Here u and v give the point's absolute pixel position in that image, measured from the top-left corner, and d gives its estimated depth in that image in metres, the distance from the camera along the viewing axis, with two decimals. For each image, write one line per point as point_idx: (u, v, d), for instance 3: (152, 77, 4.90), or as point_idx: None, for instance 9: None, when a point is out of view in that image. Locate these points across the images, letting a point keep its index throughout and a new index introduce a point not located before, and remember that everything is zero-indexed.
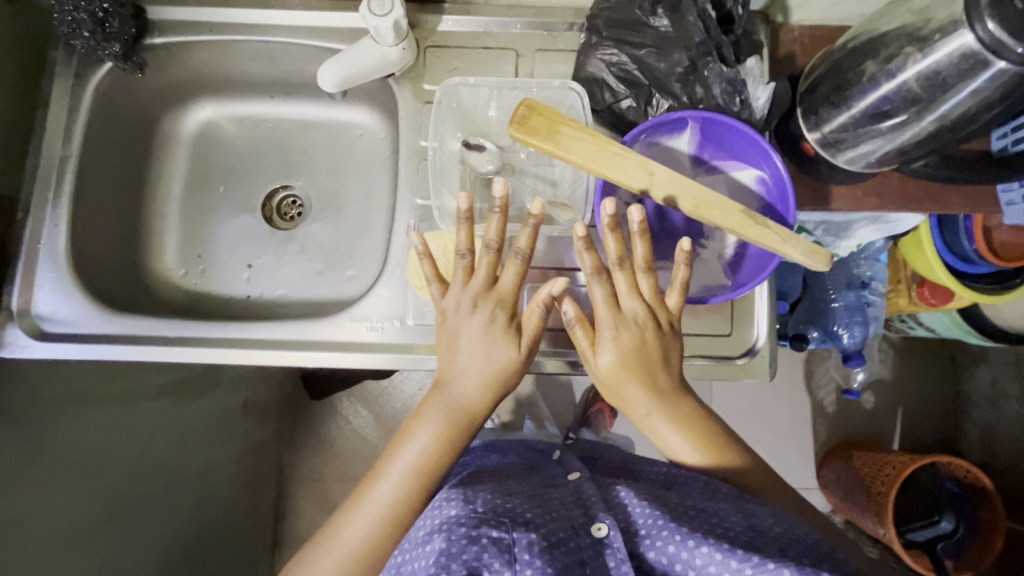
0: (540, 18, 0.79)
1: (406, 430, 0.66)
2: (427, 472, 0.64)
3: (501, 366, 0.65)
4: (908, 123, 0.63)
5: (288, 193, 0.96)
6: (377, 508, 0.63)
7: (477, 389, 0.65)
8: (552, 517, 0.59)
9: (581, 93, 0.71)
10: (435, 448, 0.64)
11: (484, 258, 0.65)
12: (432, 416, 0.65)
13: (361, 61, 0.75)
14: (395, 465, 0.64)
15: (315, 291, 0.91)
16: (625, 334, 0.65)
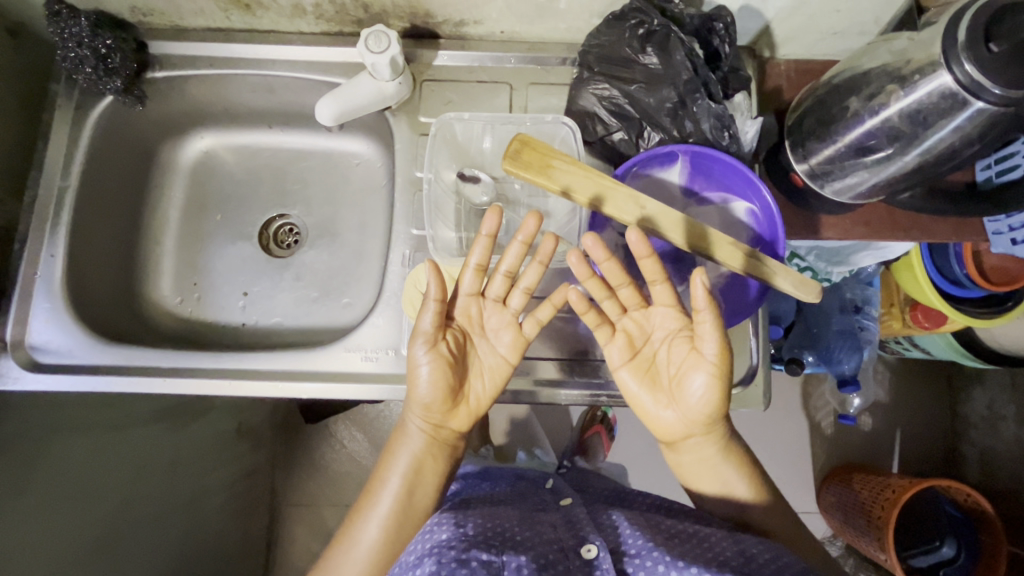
0: (533, 53, 0.82)
1: (390, 451, 0.69)
2: (407, 495, 0.67)
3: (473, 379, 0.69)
4: (893, 158, 0.64)
5: (285, 221, 0.97)
6: (363, 542, 0.65)
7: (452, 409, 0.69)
8: (541, 539, 0.60)
9: (573, 127, 0.72)
10: (413, 473, 0.68)
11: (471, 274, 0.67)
12: (407, 444, 0.69)
13: (358, 94, 0.76)
14: (382, 492, 0.67)
15: (311, 318, 0.92)
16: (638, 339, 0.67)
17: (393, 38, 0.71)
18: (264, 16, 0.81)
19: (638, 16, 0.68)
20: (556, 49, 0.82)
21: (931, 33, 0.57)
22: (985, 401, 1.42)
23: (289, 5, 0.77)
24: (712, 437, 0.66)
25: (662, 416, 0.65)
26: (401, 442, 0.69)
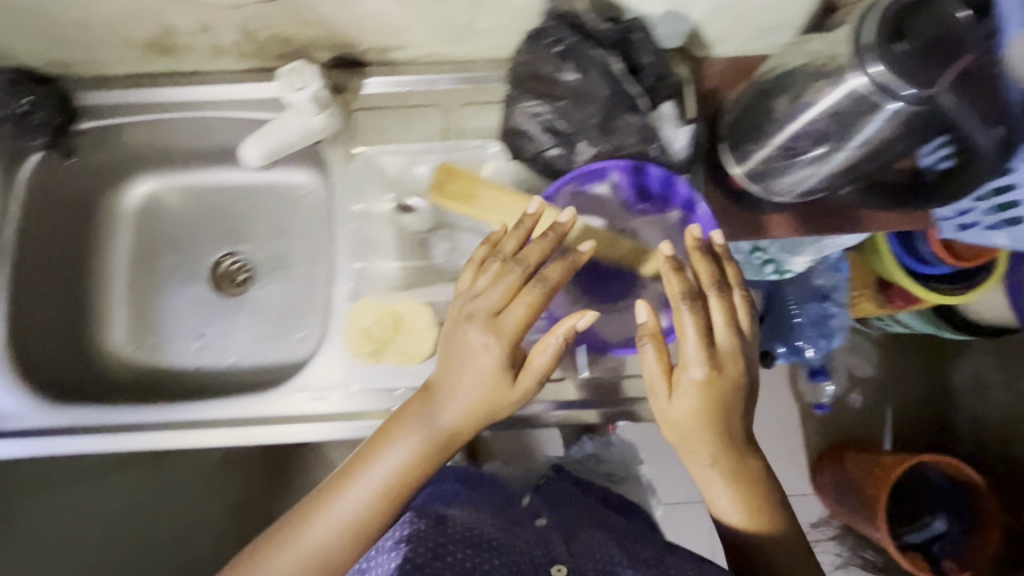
0: (464, 74, 0.80)
1: (386, 436, 0.62)
2: (398, 484, 0.61)
3: (491, 393, 0.60)
4: (823, 158, 0.64)
5: (236, 259, 0.96)
6: (342, 515, 0.60)
7: (461, 411, 0.61)
8: (515, 548, 0.65)
9: (497, 150, 0.78)
10: (413, 463, 0.62)
11: (511, 272, 0.60)
12: (405, 430, 0.62)
13: (285, 132, 0.74)
14: (365, 472, 0.61)
15: (269, 354, 0.91)
16: (717, 372, 0.61)
17: (313, 74, 0.70)
18: (186, 59, 0.79)
19: (553, 35, 0.68)
20: (487, 66, 0.81)
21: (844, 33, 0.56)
22: (976, 368, 1.40)
23: (207, 46, 0.75)
24: (718, 456, 0.63)
25: (675, 408, 0.62)
26: (407, 425, 0.62)
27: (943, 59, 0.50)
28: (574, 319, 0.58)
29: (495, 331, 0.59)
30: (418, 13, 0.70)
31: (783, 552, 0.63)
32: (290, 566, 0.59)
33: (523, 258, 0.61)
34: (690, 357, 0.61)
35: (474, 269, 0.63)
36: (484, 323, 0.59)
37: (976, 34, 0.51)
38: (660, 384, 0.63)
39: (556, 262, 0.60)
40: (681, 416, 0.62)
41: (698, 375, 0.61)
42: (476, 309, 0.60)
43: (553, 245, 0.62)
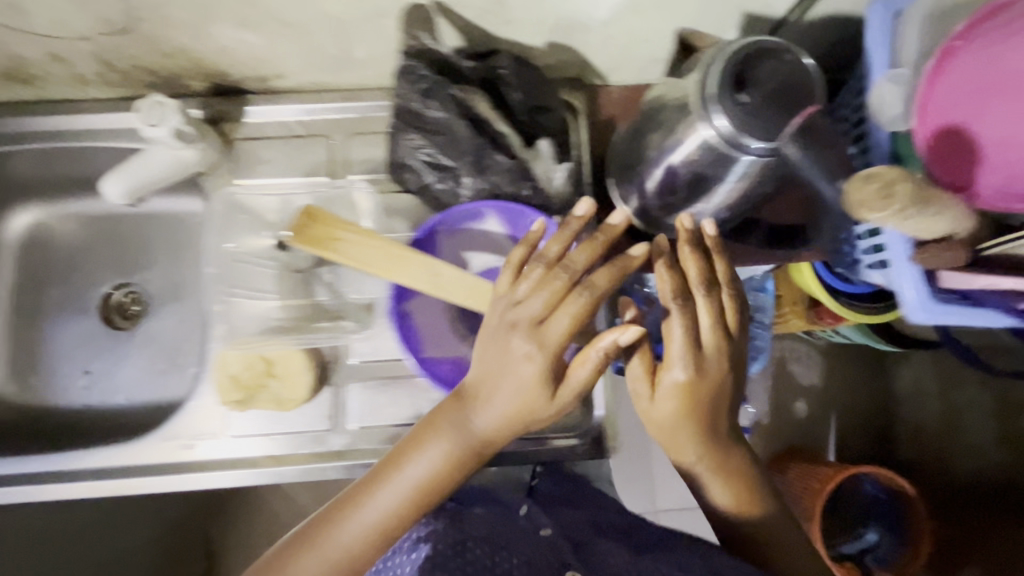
0: (349, 102, 0.77)
1: (416, 438, 0.59)
2: (432, 489, 0.58)
3: (523, 402, 0.55)
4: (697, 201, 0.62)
5: (127, 291, 0.91)
6: (371, 516, 0.57)
7: (497, 419, 0.56)
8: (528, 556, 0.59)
9: (366, 186, 0.75)
10: (442, 467, 0.57)
11: (557, 276, 0.55)
12: (436, 433, 0.58)
13: (150, 167, 0.70)
14: (399, 474, 0.58)
15: (160, 391, 0.87)
16: (705, 377, 0.57)
17: (170, 109, 0.66)
18: (50, 88, 0.75)
19: (414, 71, 0.64)
20: (374, 95, 0.78)
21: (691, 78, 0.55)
22: (918, 375, 1.22)
23: (67, 75, 0.71)
24: (704, 456, 0.60)
25: (654, 411, 0.59)
26: (440, 427, 0.58)
27: (786, 108, 0.49)
28: (616, 333, 0.54)
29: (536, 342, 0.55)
30: (285, 44, 0.66)
31: (783, 540, 0.61)
32: (316, 568, 0.56)
33: (570, 265, 0.57)
34: (672, 355, 0.57)
35: (513, 273, 0.58)
36: (527, 332, 0.55)
37: (821, 86, 0.50)
38: (641, 387, 0.59)
39: (603, 268, 0.56)
40: (659, 419, 0.59)
41: (679, 377, 0.57)
42: (517, 317, 0.56)
43: (603, 247, 0.58)
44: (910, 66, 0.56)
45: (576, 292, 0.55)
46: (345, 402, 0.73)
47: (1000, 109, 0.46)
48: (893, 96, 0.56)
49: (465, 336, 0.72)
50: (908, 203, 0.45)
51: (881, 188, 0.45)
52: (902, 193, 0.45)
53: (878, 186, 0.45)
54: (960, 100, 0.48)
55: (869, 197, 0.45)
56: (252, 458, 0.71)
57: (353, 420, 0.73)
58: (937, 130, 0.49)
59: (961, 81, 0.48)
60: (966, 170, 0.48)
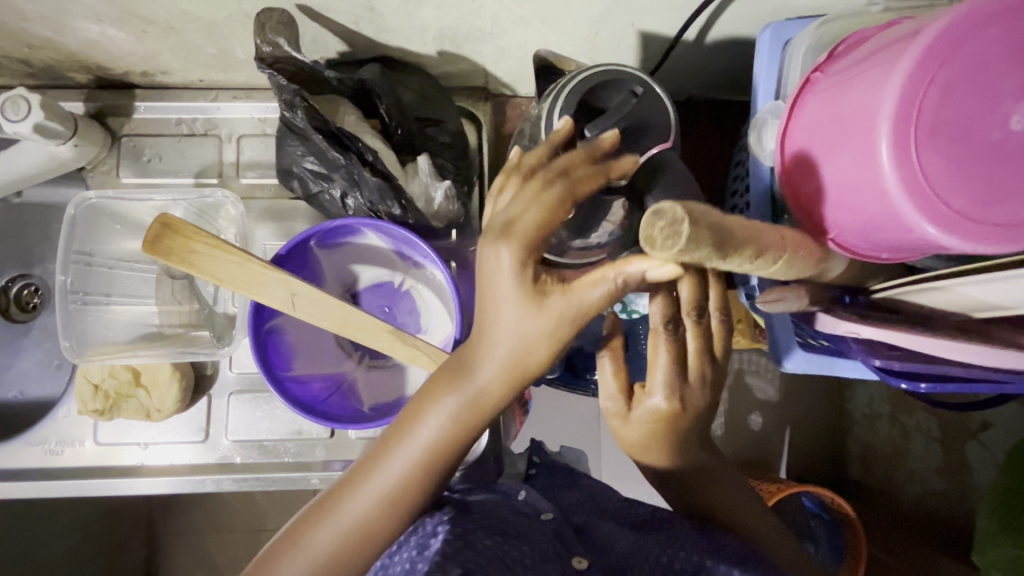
0: (242, 103, 0.74)
1: (415, 401, 0.46)
2: (445, 454, 0.45)
3: (522, 348, 0.41)
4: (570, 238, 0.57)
5: (26, 282, 0.88)
6: (383, 483, 0.45)
7: (502, 366, 0.42)
8: (533, 534, 0.57)
9: (234, 199, 0.67)
10: (452, 428, 0.44)
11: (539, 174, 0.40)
12: (443, 386, 0.44)
13: (19, 162, 0.67)
14: (406, 439, 0.45)
15: (55, 387, 0.85)
16: (687, 404, 0.49)
17: (34, 104, 0.62)
18: None
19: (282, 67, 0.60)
20: (270, 96, 0.75)
21: (537, 111, 0.50)
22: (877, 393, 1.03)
23: None
24: (722, 483, 0.60)
25: (620, 431, 0.52)
26: (441, 384, 0.44)
27: (632, 147, 0.45)
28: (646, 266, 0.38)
29: (507, 240, 0.38)
30: (156, 43, 0.64)
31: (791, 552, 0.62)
32: (323, 556, 0.44)
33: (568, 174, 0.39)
34: (655, 382, 0.49)
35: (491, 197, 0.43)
36: (495, 233, 0.38)
37: (678, 121, 0.47)
38: (613, 407, 0.51)
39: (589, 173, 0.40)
40: (628, 443, 0.52)
41: (659, 406, 0.49)
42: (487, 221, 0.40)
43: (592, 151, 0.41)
44: (789, 98, 0.53)
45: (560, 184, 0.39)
46: (217, 415, 0.71)
47: (843, 148, 0.41)
48: (771, 128, 0.53)
49: (350, 353, 0.72)
50: (696, 247, 0.32)
51: (667, 228, 0.31)
52: (696, 235, 0.31)
53: (665, 226, 0.31)
54: (817, 133, 0.44)
55: (653, 239, 0.32)
56: (121, 466, 0.69)
57: (228, 430, 0.71)
58: (794, 163, 0.47)
59: (821, 115, 0.44)
60: (815, 208, 0.46)
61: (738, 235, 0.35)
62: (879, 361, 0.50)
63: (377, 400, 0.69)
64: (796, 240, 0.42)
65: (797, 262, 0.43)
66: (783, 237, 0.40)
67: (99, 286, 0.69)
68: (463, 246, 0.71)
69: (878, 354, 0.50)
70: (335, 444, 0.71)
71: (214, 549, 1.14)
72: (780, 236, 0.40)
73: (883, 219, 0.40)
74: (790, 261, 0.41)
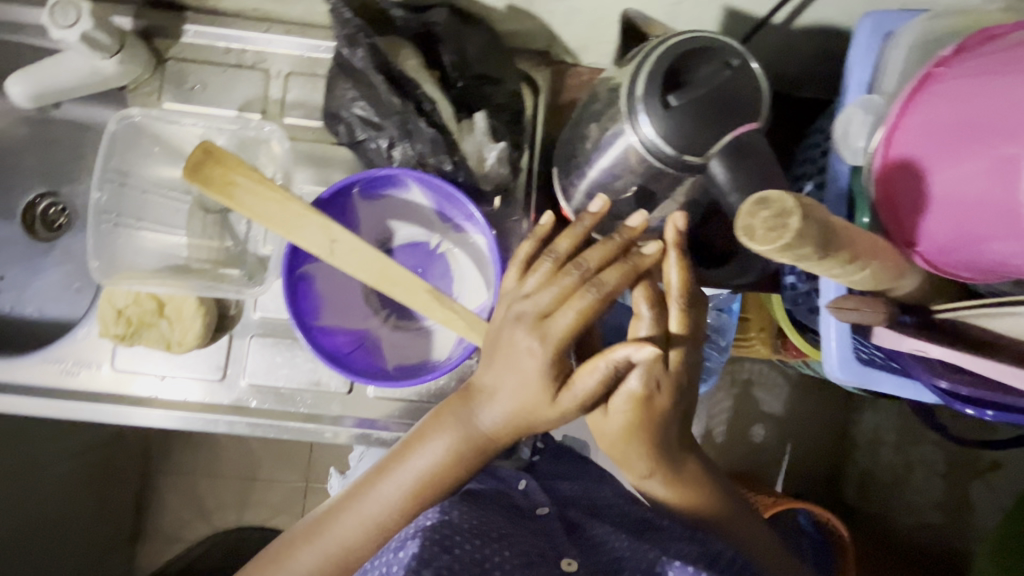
0: (293, 38, 0.71)
1: (419, 432, 0.54)
2: (435, 483, 0.53)
3: (520, 403, 0.49)
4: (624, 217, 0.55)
5: (54, 200, 0.87)
6: (372, 508, 0.53)
7: (500, 418, 0.50)
8: (524, 537, 0.56)
9: (278, 132, 0.64)
10: (447, 464, 0.52)
11: (568, 275, 0.49)
12: (445, 425, 0.52)
13: (59, 72, 0.64)
14: (401, 466, 0.53)
15: (75, 309, 0.85)
16: (661, 398, 0.51)
17: (83, 11, 0.60)
18: None
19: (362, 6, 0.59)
20: (324, 35, 0.72)
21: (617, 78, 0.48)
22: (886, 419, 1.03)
23: None
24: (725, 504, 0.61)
25: (598, 426, 0.53)
26: (443, 421, 0.53)
27: (716, 125, 0.42)
28: (630, 349, 0.45)
29: (538, 331, 0.48)
30: None
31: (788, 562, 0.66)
32: (314, 559, 0.53)
33: (598, 280, 0.48)
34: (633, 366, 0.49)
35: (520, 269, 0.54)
36: (532, 324, 0.49)
37: (768, 101, 0.44)
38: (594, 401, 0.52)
39: (616, 266, 0.49)
40: (605, 436, 0.53)
41: (635, 390, 0.50)
42: (520, 308, 0.50)
43: (619, 251, 0.50)
44: (886, 95, 0.49)
45: (584, 288, 0.48)
46: (236, 354, 0.69)
47: (970, 159, 0.37)
48: (860, 122, 0.49)
49: (377, 310, 0.70)
50: (800, 244, 0.30)
51: (772, 218, 0.29)
52: (803, 230, 0.29)
53: (770, 216, 0.29)
54: (931, 142, 0.40)
55: (753, 229, 0.29)
56: (135, 395, 0.68)
57: (246, 372, 0.69)
58: (898, 168, 0.42)
59: (944, 115, 0.39)
60: (909, 223, 0.42)
61: (841, 236, 0.32)
62: (946, 383, 0.47)
63: (404, 360, 0.67)
64: (885, 250, 0.39)
65: (881, 274, 0.40)
66: (875, 245, 0.37)
67: (132, 210, 0.67)
68: (505, 215, 0.67)
69: (944, 375, 0.48)
70: (352, 400, 0.70)
71: (207, 491, 1.19)
72: (872, 242, 0.37)
73: (990, 247, 0.38)
74: (875, 271, 0.39)
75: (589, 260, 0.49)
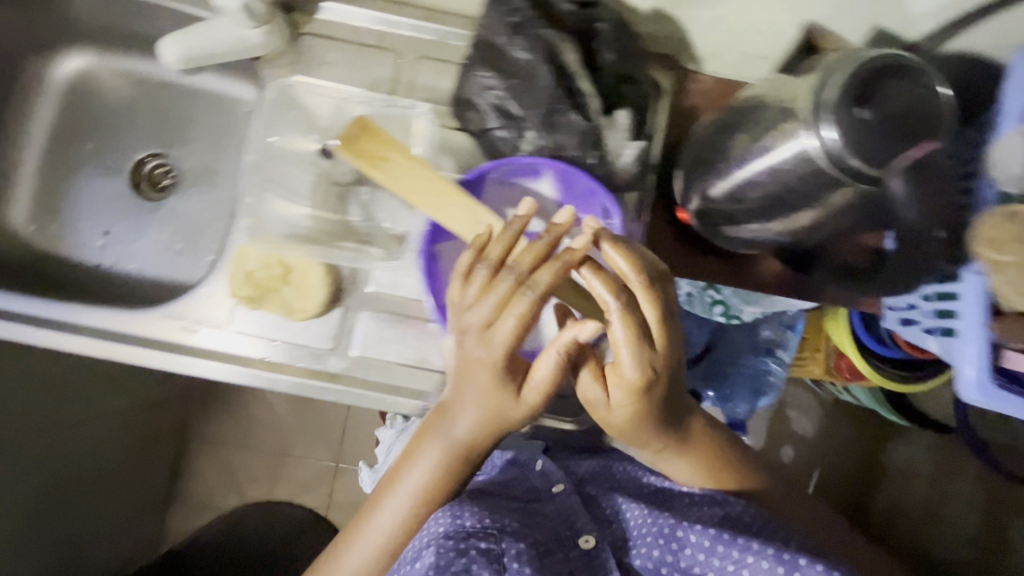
0: (426, 23, 0.73)
1: (407, 453, 0.58)
2: (432, 494, 0.57)
3: (488, 408, 0.52)
4: (764, 217, 0.58)
5: (162, 162, 0.90)
6: (380, 531, 0.58)
7: (474, 426, 0.53)
8: (531, 525, 0.62)
9: (426, 112, 0.70)
10: (437, 477, 0.56)
11: (503, 280, 0.49)
12: (427, 446, 0.56)
13: (208, 38, 0.67)
14: (399, 486, 0.58)
15: (175, 269, 0.86)
16: (659, 379, 0.52)
17: None
18: None
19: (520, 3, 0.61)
20: (457, 23, 0.73)
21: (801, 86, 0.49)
22: (919, 453, 1.13)
23: None
24: (740, 474, 0.64)
25: (605, 415, 0.55)
26: (427, 441, 0.56)
27: (903, 136, 0.44)
28: (576, 329, 0.50)
29: (489, 343, 0.49)
30: None
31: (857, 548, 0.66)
32: None
33: (532, 282, 0.49)
34: (620, 355, 0.50)
35: (461, 280, 0.52)
36: (478, 337, 0.49)
37: (949, 119, 0.45)
38: (596, 392, 0.54)
39: (548, 265, 0.49)
40: (614, 424, 0.56)
41: (632, 377, 0.51)
42: (465, 323, 0.50)
43: (550, 250, 0.50)
44: None
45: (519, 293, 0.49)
46: (349, 325, 0.69)
47: None
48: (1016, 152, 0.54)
49: None
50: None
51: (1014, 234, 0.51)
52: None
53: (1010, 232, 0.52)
54: None
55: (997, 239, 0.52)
56: (247, 357, 0.68)
57: (358, 343, 0.69)
58: None
59: None
60: None
61: None
62: None
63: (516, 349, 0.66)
64: None
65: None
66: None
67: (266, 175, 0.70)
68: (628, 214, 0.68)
69: None
70: None
71: (239, 462, 1.23)
72: None
73: None
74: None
75: (519, 261, 0.49)
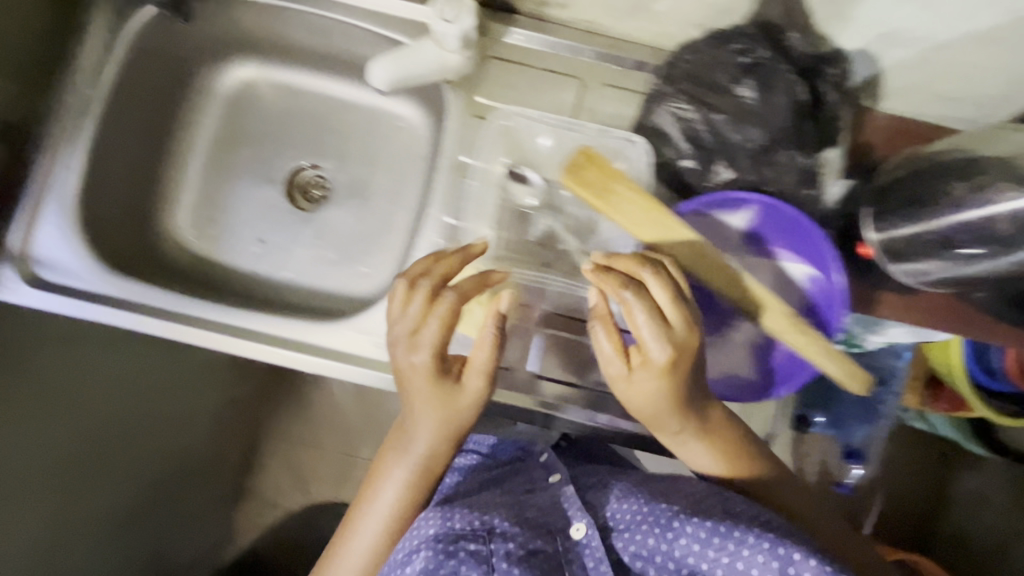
0: (612, 51, 0.75)
1: (376, 470, 0.63)
2: (410, 503, 0.61)
3: (438, 411, 0.58)
4: (954, 261, 0.60)
5: (315, 172, 0.91)
6: (366, 541, 0.61)
7: (430, 434, 0.59)
8: (517, 515, 0.58)
9: (640, 145, 0.68)
10: (411, 489, 0.61)
11: (445, 296, 0.57)
12: (395, 460, 0.61)
13: (416, 59, 0.69)
14: (374, 504, 0.62)
15: (327, 279, 0.87)
16: (683, 359, 0.54)
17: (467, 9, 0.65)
18: None
19: (744, 43, 0.67)
20: (639, 52, 0.75)
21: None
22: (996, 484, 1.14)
23: None
24: (755, 460, 0.62)
25: (630, 400, 0.57)
26: (397, 455, 0.61)
27: None
28: (499, 302, 0.58)
29: (417, 349, 0.57)
30: None
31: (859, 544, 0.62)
32: None
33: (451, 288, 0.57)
34: (646, 339, 0.53)
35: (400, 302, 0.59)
36: (406, 345, 0.57)
37: None
38: (618, 370, 0.56)
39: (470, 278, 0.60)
40: (638, 403, 0.56)
41: (659, 358, 0.53)
42: (398, 334, 0.58)
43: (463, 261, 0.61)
44: None
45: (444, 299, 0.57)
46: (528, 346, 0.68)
47: None
48: None
49: None
50: None
51: None
52: None
53: None
54: None
55: None
56: None
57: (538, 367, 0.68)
58: None
59: None
60: None
61: None
62: None
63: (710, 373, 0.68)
64: None
65: None
66: None
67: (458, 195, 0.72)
68: None
69: None
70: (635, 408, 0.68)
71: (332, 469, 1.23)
72: None
73: None
74: None
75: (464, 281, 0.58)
